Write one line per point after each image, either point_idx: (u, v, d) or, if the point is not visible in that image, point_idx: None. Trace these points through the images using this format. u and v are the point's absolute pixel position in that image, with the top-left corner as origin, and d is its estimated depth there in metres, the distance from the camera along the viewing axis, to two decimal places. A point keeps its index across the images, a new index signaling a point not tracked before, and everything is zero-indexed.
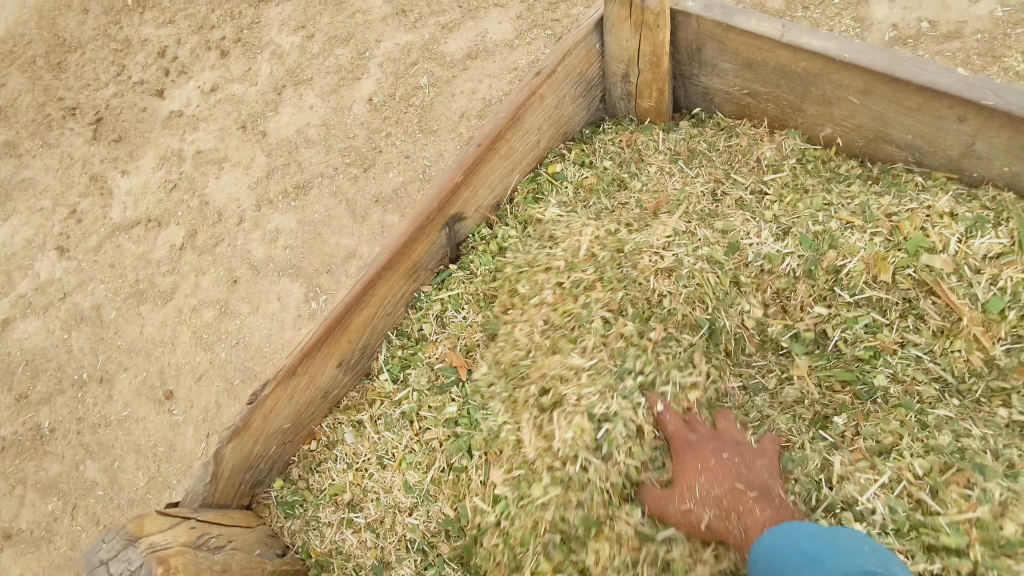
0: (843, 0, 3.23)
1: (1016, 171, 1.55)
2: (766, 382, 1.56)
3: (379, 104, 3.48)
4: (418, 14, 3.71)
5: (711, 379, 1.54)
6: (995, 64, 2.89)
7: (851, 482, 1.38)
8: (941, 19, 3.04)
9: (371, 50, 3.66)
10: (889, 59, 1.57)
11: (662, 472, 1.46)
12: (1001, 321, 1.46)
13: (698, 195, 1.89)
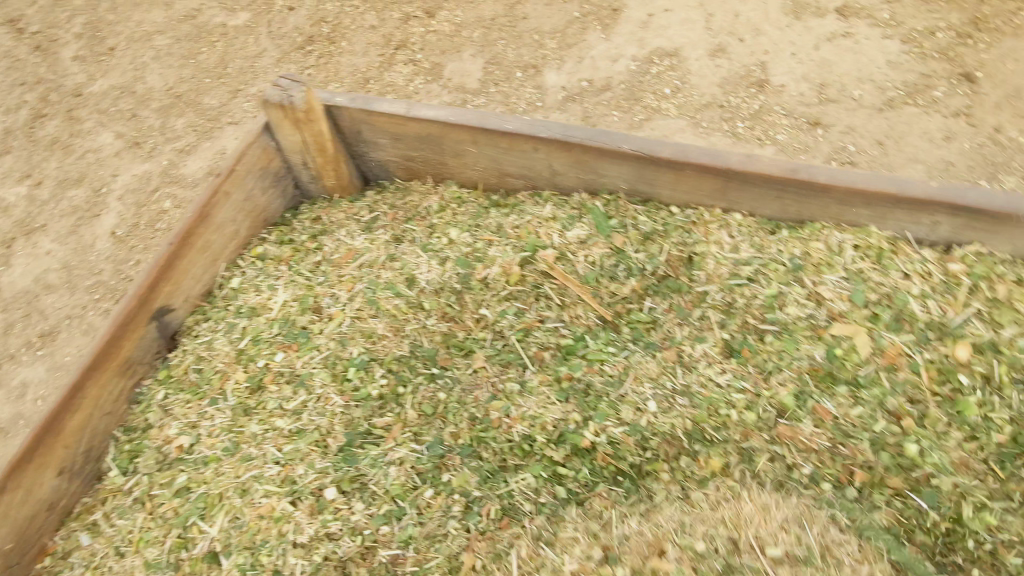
0: (524, 74, 3.96)
1: (584, 178, 2.09)
2: (458, 377, 1.94)
3: (123, 235, 3.48)
4: (153, 144, 3.81)
5: (411, 385, 1.93)
6: (639, 104, 3.72)
7: (517, 430, 1.81)
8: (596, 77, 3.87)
9: (107, 186, 3.68)
10: (479, 117, 2.09)
11: (374, 472, 1.76)
12: (597, 285, 1.99)
13: (381, 245, 2.25)
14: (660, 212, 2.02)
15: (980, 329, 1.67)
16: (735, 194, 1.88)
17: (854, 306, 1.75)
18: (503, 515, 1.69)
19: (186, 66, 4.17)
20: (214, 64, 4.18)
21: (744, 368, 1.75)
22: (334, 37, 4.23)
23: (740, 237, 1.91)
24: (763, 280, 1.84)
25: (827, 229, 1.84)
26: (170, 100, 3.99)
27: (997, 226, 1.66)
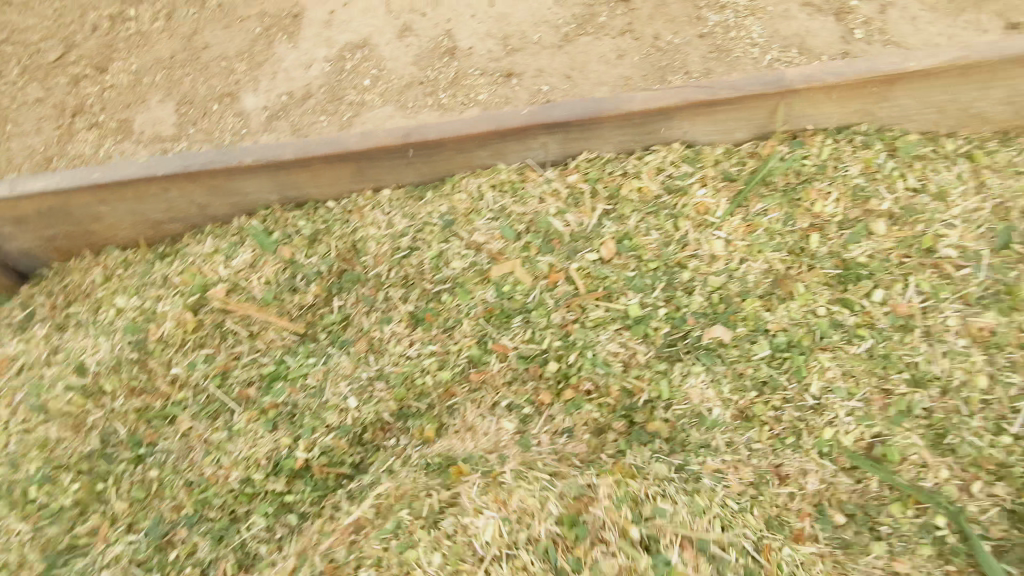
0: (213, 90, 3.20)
1: (233, 203, 2.01)
2: (166, 450, 1.78)
3: None
4: None
5: (106, 477, 1.75)
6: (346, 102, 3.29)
7: (232, 479, 1.70)
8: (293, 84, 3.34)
9: None
10: (84, 174, 1.91)
11: None
12: (277, 303, 1.94)
13: (39, 342, 2.01)
14: (318, 211, 2.00)
15: (608, 226, 1.84)
16: (371, 172, 1.88)
17: (507, 241, 1.86)
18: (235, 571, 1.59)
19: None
20: None
21: (430, 334, 1.81)
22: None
23: (393, 212, 1.93)
24: (425, 245, 1.88)
25: (465, 178, 1.90)
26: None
27: (589, 131, 1.78)
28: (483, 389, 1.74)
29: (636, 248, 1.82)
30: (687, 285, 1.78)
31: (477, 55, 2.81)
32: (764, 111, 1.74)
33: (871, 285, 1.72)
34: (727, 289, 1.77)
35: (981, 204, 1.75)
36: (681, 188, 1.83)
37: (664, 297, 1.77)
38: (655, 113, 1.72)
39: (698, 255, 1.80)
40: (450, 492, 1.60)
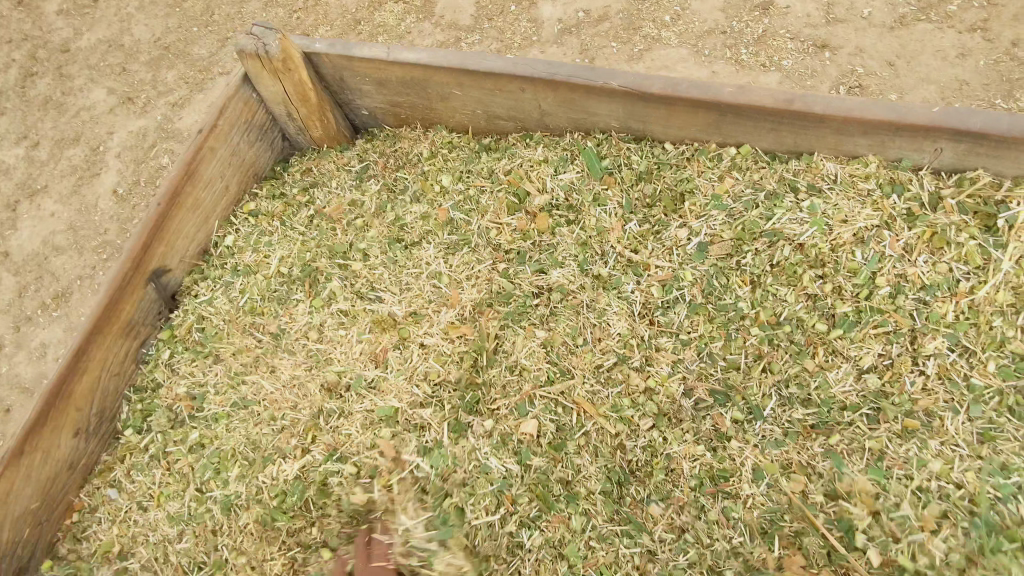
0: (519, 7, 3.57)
1: (574, 118, 2.01)
2: None
3: (124, 194, 3.53)
4: (145, 99, 3.81)
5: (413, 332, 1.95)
6: (637, 34, 3.34)
7: (525, 369, 1.76)
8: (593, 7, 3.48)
9: (104, 143, 3.70)
10: (460, 57, 2.00)
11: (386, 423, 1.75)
12: (590, 224, 1.93)
13: (370, 196, 2.23)
14: (653, 149, 1.95)
15: (999, 272, 1.56)
16: (729, 128, 1.79)
17: (872, 260, 1.65)
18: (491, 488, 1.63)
19: (172, 16, 4.07)
20: (200, 11, 4.05)
21: (751, 317, 1.73)
22: None
23: (731, 169, 1.85)
24: (763, 214, 1.77)
25: (826, 161, 1.75)
26: (159, 52, 3.93)
27: (1003, 151, 1.52)
28: (791, 396, 1.65)
29: (1018, 305, 1.55)
30: None
31: (788, 20, 3.23)
32: None
33: None
34: None
35: None
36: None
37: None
38: None
39: None
40: (740, 465, 1.59)
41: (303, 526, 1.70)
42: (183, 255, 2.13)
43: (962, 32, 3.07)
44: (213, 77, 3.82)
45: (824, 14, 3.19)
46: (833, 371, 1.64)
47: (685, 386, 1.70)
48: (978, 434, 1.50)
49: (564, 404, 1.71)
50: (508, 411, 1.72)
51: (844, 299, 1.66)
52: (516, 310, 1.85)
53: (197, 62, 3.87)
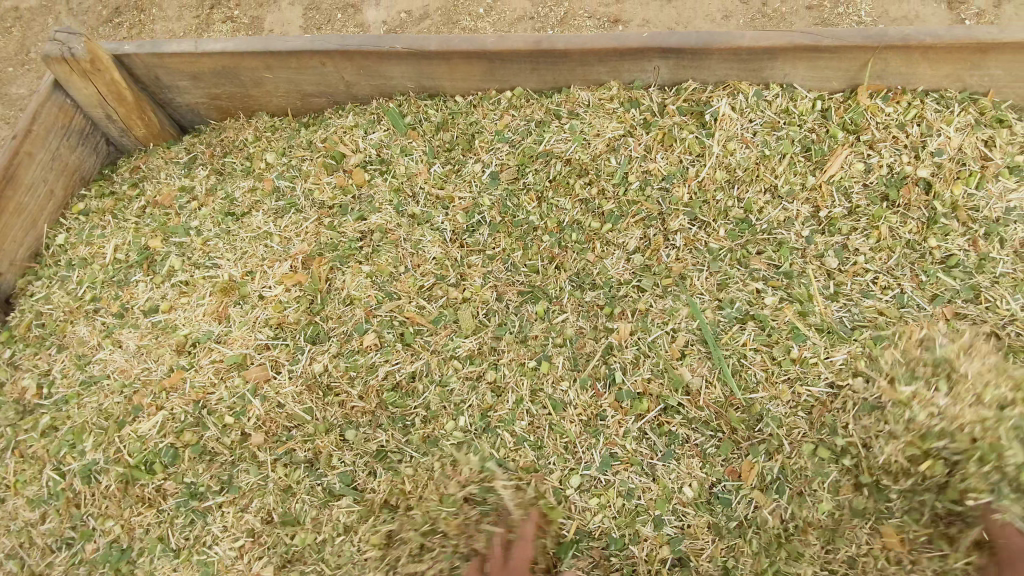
0: (342, 18, 3.88)
1: (375, 85, 2.28)
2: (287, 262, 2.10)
3: None
4: None
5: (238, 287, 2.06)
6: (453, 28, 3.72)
7: (355, 299, 1.98)
8: (412, 9, 3.84)
9: None
10: (263, 42, 2.20)
11: (236, 369, 1.93)
12: (401, 172, 2.20)
13: (200, 180, 2.37)
14: (446, 103, 2.25)
15: (712, 156, 2.02)
16: (500, 74, 2.12)
17: (623, 163, 2.05)
18: (339, 397, 1.87)
19: None
20: (13, 51, 3.97)
21: (542, 227, 2.05)
22: (143, 5, 4.03)
23: (510, 108, 2.18)
24: (537, 140, 2.12)
25: (580, 91, 2.12)
26: None
27: (699, 61, 1.98)
28: (581, 281, 1.96)
29: (731, 179, 2.00)
30: (767, 221, 1.95)
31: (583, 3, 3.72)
32: (856, 64, 1.93)
33: (934, 210, 1.91)
34: (802, 196, 1.97)
35: None
36: (766, 111, 2.03)
37: (753, 235, 1.94)
38: (762, 50, 1.91)
39: (781, 158, 2.00)
40: (543, 340, 1.90)
41: (164, 475, 1.84)
42: (12, 260, 2.19)
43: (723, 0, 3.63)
44: None
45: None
46: (609, 257, 1.98)
47: (493, 291, 1.98)
48: (717, 284, 1.90)
49: (394, 321, 1.95)
50: (345, 336, 1.94)
51: (607, 198, 2.04)
52: (344, 251, 2.07)
53: (16, 101, 3.82)
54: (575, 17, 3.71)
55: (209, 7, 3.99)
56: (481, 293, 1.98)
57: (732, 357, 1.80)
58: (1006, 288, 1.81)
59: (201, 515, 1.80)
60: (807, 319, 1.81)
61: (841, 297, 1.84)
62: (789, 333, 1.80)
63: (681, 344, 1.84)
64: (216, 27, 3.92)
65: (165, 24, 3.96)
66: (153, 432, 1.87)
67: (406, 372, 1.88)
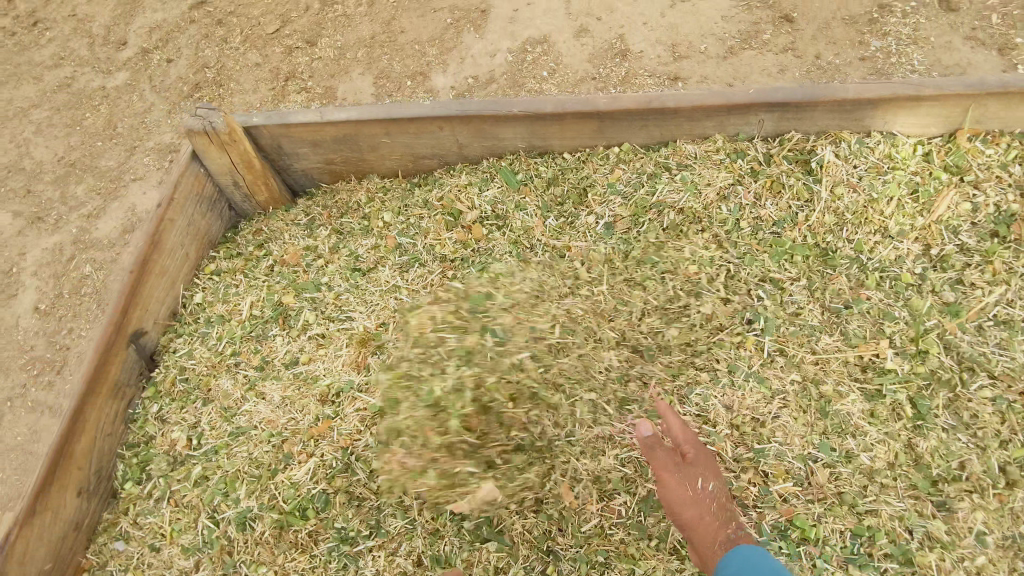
0: (412, 84, 4.12)
1: (487, 146, 2.43)
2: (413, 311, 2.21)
3: (46, 309, 3.60)
4: (56, 215, 3.91)
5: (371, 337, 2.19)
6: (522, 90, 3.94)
7: None
8: (479, 74, 4.08)
9: (18, 264, 3.77)
10: (385, 109, 2.36)
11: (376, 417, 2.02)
12: (518, 225, 2.33)
13: (324, 239, 2.54)
14: (555, 160, 2.39)
15: (821, 201, 2.12)
16: (609, 131, 2.26)
17: (734, 210, 2.17)
18: None
19: (73, 134, 4.23)
20: (102, 126, 4.25)
21: (658, 269, 2.11)
22: (221, 79, 4.32)
23: (619, 163, 2.32)
24: (648, 190, 2.25)
25: (686, 144, 2.25)
26: (65, 170, 4.06)
27: (804, 113, 2.09)
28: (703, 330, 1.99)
29: (840, 222, 2.10)
30: (881, 259, 2.03)
31: (643, 62, 3.92)
32: (957, 110, 2.04)
33: None
34: (912, 236, 2.05)
35: None
36: (869, 158, 2.14)
37: (868, 273, 2.01)
38: (866, 101, 2.03)
39: (889, 201, 2.10)
40: (673, 382, 1.94)
41: (316, 520, 1.92)
42: (155, 319, 2.33)
43: (779, 53, 3.80)
44: (125, 184, 3.98)
45: (671, 54, 3.90)
46: (733, 297, 2.02)
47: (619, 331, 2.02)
48: (836, 319, 1.95)
49: None
50: None
51: (721, 242, 2.13)
52: (470, 302, 2.18)
53: (106, 173, 4.04)
54: (635, 74, 3.91)
55: (286, 79, 4.26)
56: (606, 337, 2.02)
57: (859, 390, 1.84)
58: None
59: (354, 559, 1.87)
60: (932, 355, 1.85)
61: (965, 329, 1.89)
62: (917, 368, 1.84)
63: (810, 381, 1.87)
64: (291, 98, 4.18)
65: (244, 96, 4.23)
66: (304, 478, 1.96)
67: (543, 413, 1.93)
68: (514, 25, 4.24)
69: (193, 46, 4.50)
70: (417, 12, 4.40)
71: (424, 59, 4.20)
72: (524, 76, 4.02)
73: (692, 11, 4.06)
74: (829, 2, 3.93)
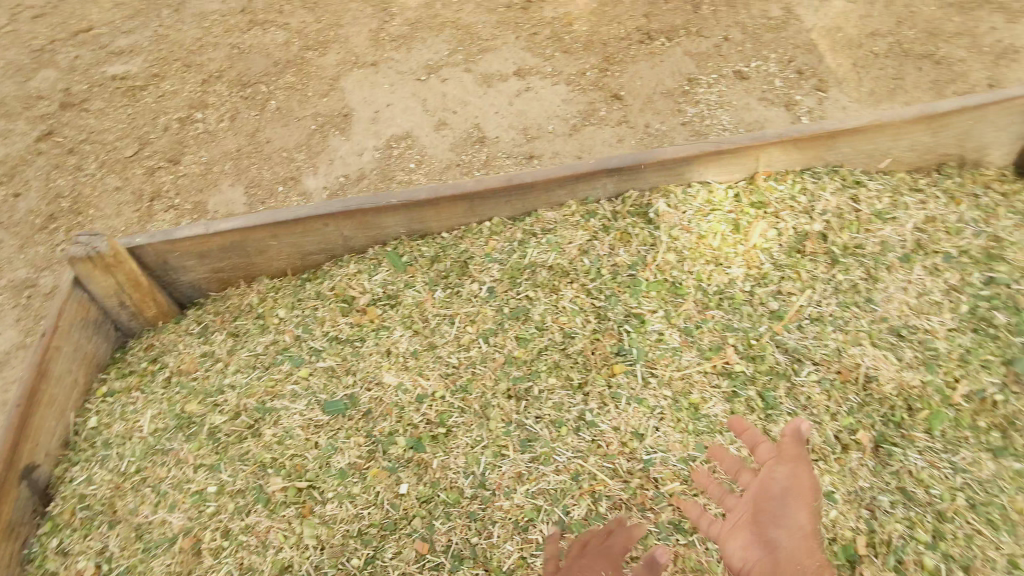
0: (286, 189, 4.28)
1: (370, 236, 2.63)
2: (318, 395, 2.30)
3: None
4: None
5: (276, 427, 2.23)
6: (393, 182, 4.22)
7: (394, 413, 2.21)
8: (350, 172, 4.33)
9: None
10: (269, 215, 2.50)
11: (294, 503, 2.06)
12: (410, 301, 2.53)
13: (219, 343, 2.59)
14: (435, 240, 2.64)
15: (663, 244, 2.52)
16: (480, 209, 2.56)
17: (595, 261, 2.52)
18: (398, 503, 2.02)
19: None
20: None
21: (538, 322, 2.39)
22: (79, 207, 4.24)
23: (492, 235, 2.61)
24: (520, 255, 2.55)
25: (546, 212, 2.60)
26: None
27: (636, 175, 2.52)
28: (587, 363, 2.27)
29: (680, 259, 2.50)
30: (716, 284, 2.43)
31: (500, 146, 4.37)
32: (751, 159, 2.53)
33: (830, 255, 2.47)
34: (737, 262, 2.48)
35: (891, 212, 2.55)
36: (694, 203, 2.58)
37: (709, 297, 2.40)
38: (682, 160, 2.48)
39: (715, 237, 2.53)
40: (569, 416, 2.15)
41: None
42: (47, 450, 2.24)
43: (615, 127, 4.38)
44: None
45: (523, 137, 4.38)
46: (605, 335, 2.34)
47: (514, 381, 2.25)
48: (691, 339, 2.30)
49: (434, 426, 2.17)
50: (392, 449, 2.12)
51: (588, 290, 2.45)
52: (374, 377, 2.32)
53: None
54: (495, 158, 4.34)
55: (153, 199, 4.27)
56: (504, 386, 2.24)
57: (719, 393, 2.16)
58: (900, 306, 2.32)
59: None
60: (769, 355, 2.22)
61: (790, 329, 2.29)
62: (760, 367, 2.20)
63: (681, 392, 2.17)
64: (160, 215, 4.18)
65: (105, 220, 4.17)
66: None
67: (459, 465, 2.07)
68: (377, 126, 4.57)
69: (43, 177, 4.42)
70: (281, 123, 4.63)
71: (294, 164, 4.40)
72: (393, 169, 4.32)
73: (536, 99, 4.61)
74: (647, 82, 4.64)
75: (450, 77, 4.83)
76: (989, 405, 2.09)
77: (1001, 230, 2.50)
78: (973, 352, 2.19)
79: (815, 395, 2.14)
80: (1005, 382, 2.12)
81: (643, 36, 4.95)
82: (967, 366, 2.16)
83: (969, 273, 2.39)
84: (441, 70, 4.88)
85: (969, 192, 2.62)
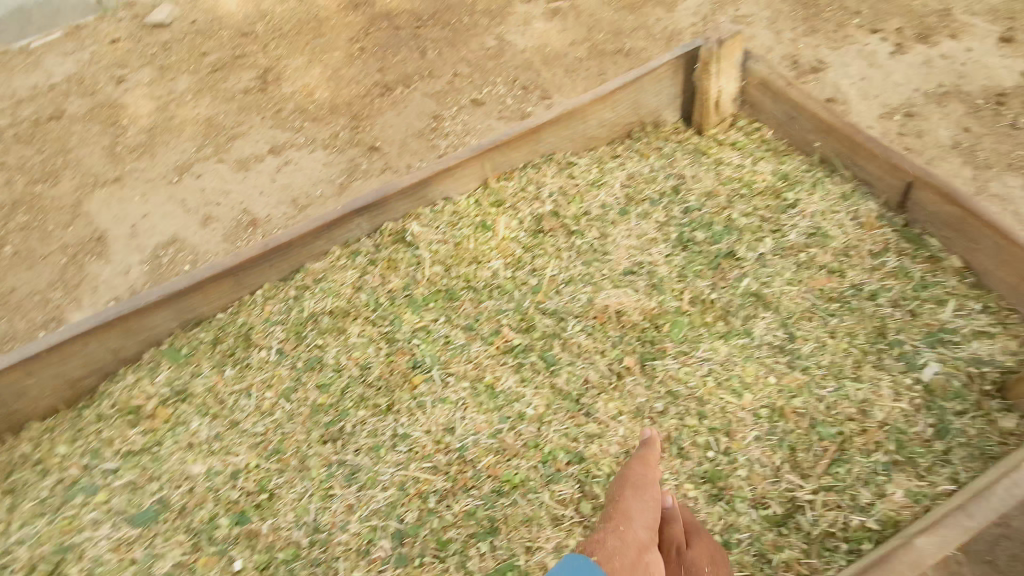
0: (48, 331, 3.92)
1: (140, 340, 2.54)
2: (123, 512, 2.18)
3: None
4: None
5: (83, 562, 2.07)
6: None
7: (212, 498, 2.17)
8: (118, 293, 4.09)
9: None
10: (16, 353, 2.33)
11: None
12: (200, 388, 2.48)
13: None
14: (211, 322, 2.62)
15: (427, 259, 2.74)
16: (247, 280, 2.62)
17: (370, 293, 2.67)
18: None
19: None
20: None
21: (333, 364, 2.49)
22: None
23: (267, 300, 2.66)
24: (299, 310, 2.62)
25: (314, 264, 2.72)
26: None
27: (383, 208, 2.74)
28: (387, 384, 2.41)
29: (446, 268, 2.75)
30: (481, 280, 2.71)
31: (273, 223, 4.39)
32: (478, 168, 2.88)
33: (565, 227, 2.87)
34: (493, 255, 2.78)
35: (601, 180, 3.03)
36: (445, 216, 2.83)
37: (478, 292, 2.67)
38: (419, 184, 2.76)
39: (470, 239, 2.80)
40: (384, 437, 2.27)
41: None
42: None
43: (379, 175, 4.61)
44: None
45: (294, 208, 4.45)
46: (398, 354, 2.50)
47: (324, 426, 2.32)
48: (472, 333, 2.54)
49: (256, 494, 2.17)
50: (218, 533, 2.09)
51: (371, 321, 2.60)
52: (181, 474, 2.25)
53: None
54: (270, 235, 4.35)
55: None
56: (315, 433, 2.30)
57: (507, 369, 2.41)
58: (630, 251, 2.77)
59: None
60: (538, 324, 2.54)
61: (550, 296, 2.63)
62: (534, 336, 2.50)
63: (475, 378, 2.39)
64: None
65: None
66: None
67: (289, 521, 2.10)
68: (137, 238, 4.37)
69: None
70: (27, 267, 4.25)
71: (52, 304, 4.06)
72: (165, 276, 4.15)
73: (296, 170, 4.71)
74: (397, 129, 4.94)
75: (203, 171, 4.77)
76: (711, 304, 2.57)
77: (687, 170, 3.07)
78: (690, 269, 2.69)
79: (583, 343, 2.47)
80: (716, 284, 2.63)
81: (383, 90, 5.26)
82: (688, 281, 2.65)
83: (671, 210, 2.92)
84: (192, 167, 4.80)
85: (657, 148, 3.19)
